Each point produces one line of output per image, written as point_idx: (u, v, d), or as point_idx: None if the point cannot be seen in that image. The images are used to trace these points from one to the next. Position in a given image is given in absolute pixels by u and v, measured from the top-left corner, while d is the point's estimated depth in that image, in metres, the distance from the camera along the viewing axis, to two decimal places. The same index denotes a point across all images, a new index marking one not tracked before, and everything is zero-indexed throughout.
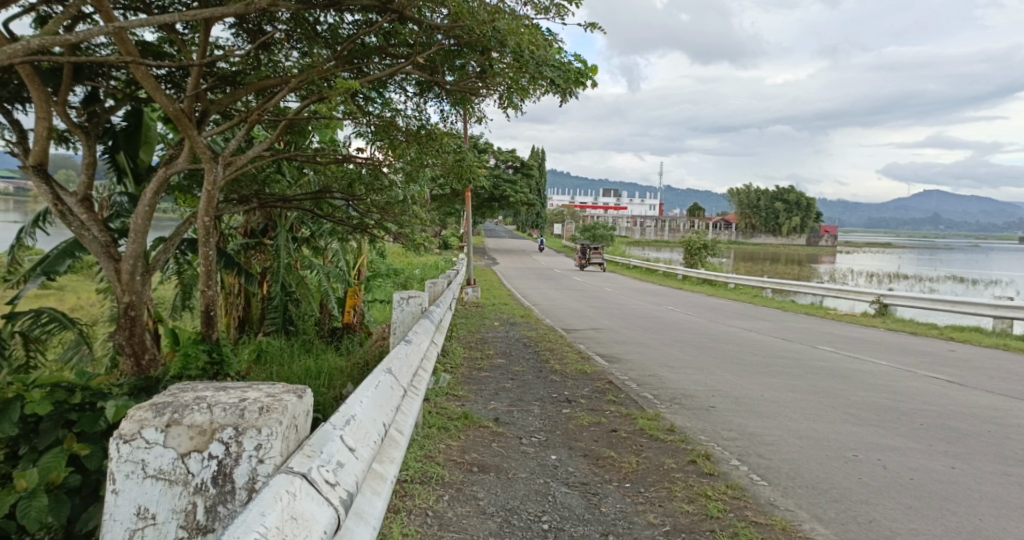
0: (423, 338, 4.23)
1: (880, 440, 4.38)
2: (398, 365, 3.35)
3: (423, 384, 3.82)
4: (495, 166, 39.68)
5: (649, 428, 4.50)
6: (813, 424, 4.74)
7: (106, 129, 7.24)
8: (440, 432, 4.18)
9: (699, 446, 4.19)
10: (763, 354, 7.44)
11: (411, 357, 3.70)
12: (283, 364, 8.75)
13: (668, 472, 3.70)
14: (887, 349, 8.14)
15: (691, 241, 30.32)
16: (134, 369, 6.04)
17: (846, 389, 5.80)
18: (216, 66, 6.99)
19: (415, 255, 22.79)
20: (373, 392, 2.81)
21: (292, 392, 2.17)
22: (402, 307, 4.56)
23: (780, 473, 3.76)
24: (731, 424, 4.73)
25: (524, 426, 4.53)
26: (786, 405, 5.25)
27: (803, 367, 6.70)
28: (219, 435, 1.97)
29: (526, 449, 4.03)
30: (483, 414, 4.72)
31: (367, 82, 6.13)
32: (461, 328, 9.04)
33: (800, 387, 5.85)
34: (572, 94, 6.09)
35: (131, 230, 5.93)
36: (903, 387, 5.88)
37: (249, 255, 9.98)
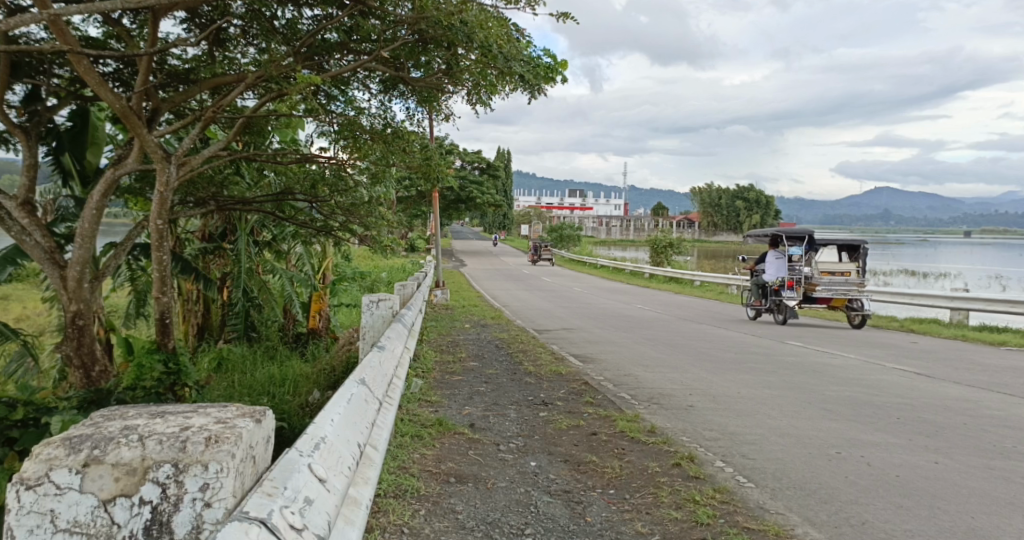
0: (395, 345, 4.10)
1: (862, 436, 4.36)
2: (371, 376, 3.18)
3: (396, 395, 3.70)
4: (459, 167, 39.49)
5: (629, 430, 4.41)
6: (794, 421, 4.70)
7: (49, 129, 6.93)
8: (413, 440, 4.03)
9: (682, 447, 4.11)
10: (736, 351, 7.44)
11: (384, 366, 3.54)
12: (245, 372, 8.49)
13: (653, 477, 3.61)
14: (856, 343, 8.21)
15: (657, 240, 30.56)
16: (82, 382, 5.80)
17: (821, 384, 5.80)
18: (167, 63, 6.75)
19: (380, 258, 22.54)
20: (344, 409, 2.63)
21: (244, 419, 1.91)
22: (372, 312, 4.40)
23: (766, 474, 3.70)
24: (711, 423, 4.67)
25: (500, 431, 4.40)
26: (765, 402, 5.21)
27: (776, 363, 6.71)
28: (153, 475, 1.67)
29: (505, 456, 3.90)
30: (458, 420, 4.57)
31: (328, 78, 5.95)
32: (430, 331, 8.87)
33: (776, 383, 5.83)
34: (541, 90, 5.99)
35: (77, 235, 5.63)
36: (877, 381, 5.90)
37: (208, 260, 9.65)
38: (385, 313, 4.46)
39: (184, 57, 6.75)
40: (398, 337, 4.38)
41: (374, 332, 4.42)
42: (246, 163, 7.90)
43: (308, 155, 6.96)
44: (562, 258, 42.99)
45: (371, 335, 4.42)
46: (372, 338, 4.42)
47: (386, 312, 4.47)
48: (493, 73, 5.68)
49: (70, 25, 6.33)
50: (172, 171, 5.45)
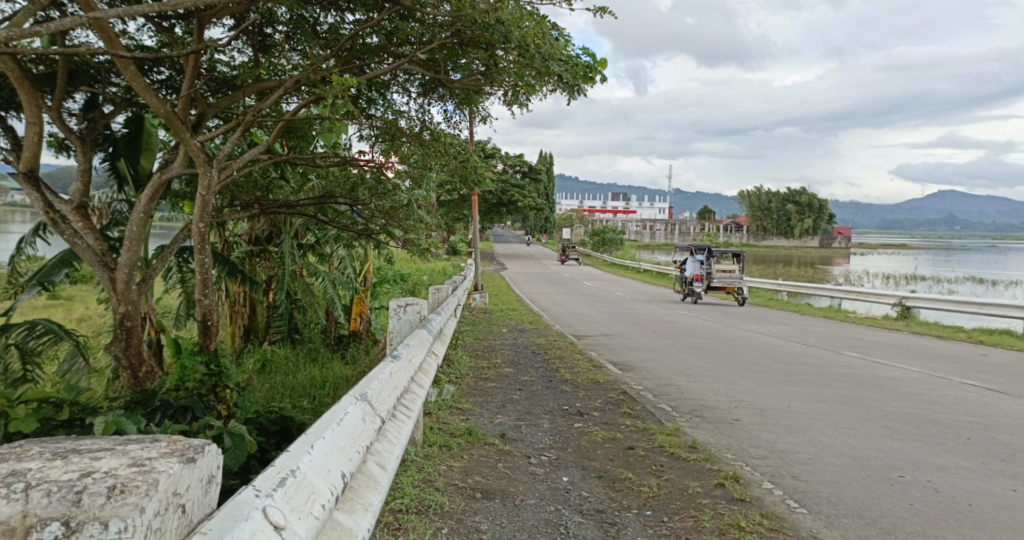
0: (415, 352, 3.74)
1: (927, 458, 4.08)
2: (376, 389, 2.73)
3: (416, 406, 3.28)
4: (503, 171, 39.53)
5: (668, 445, 4.23)
6: (849, 440, 4.45)
7: (106, 136, 7.07)
8: (441, 451, 3.94)
9: (726, 466, 3.92)
10: (785, 360, 7.15)
11: (397, 377, 3.12)
12: (287, 374, 8.55)
13: (694, 498, 3.43)
14: (915, 354, 7.82)
15: (703, 244, 30.01)
16: (130, 382, 5.87)
17: (879, 398, 5.51)
18: (215, 70, 6.84)
19: (423, 261, 22.70)
20: (332, 431, 2.15)
21: (177, 457, 1.48)
22: (398, 317, 4.34)
23: (820, 500, 3.47)
24: (758, 439, 4.46)
25: (532, 442, 4.27)
26: (817, 418, 4.96)
27: (829, 375, 6.40)
28: (38, 534, 1.28)
29: (536, 470, 3.77)
30: (489, 429, 4.46)
31: (367, 79, 5.88)
32: (468, 335, 8.80)
33: (828, 397, 5.57)
34: (581, 91, 5.86)
35: (126, 238, 5.70)
36: (940, 397, 5.58)
37: (254, 262, 9.80)
38: (412, 318, 4.39)
39: (233, 64, 6.79)
40: (422, 343, 4.06)
41: (401, 336, 4.33)
42: (288, 167, 7.95)
43: (347, 157, 6.93)
44: (606, 261, 42.67)
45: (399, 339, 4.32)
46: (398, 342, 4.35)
47: (413, 316, 4.40)
48: (532, 73, 5.56)
49: (126, 32, 6.42)
50: (213, 174, 5.45)
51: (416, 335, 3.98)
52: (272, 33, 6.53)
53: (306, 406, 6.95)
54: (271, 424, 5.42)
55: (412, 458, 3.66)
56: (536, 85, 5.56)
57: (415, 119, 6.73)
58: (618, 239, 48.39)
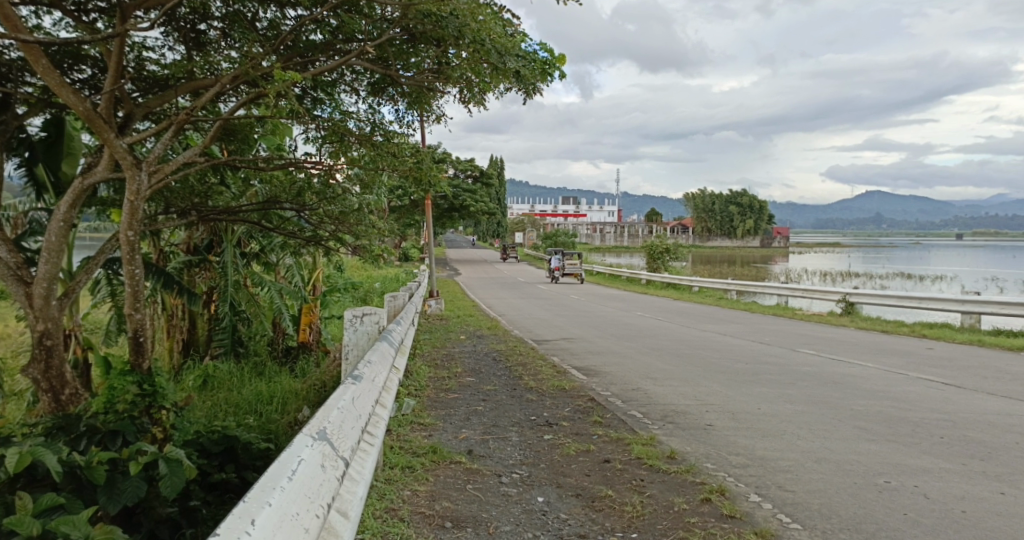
0: (379, 369, 3.48)
1: (909, 461, 4.04)
2: (337, 423, 2.46)
3: (381, 430, 3.04)
4: (452, 177, 39.19)
5: (646, 457, 4.09)
6: (828, 443, 4.38)
7: (21, 140, 6.55)
8: (404, 473, 3.69)
9: (710, 478, 3.79)
10: (747, 360, 7.12)
11: (360, 402, 2.85)
12: (232, 389, 8.14)
13: (681, 516, 3.28)
14: (870, 350, 7.92)
15: (653, 245, 30.35)
16: (51, 406, 5.44)
17: (846, 397, 5.49)
18: (146, 70, 6.49)
19: (374, 269, 22.27)
20: (280, 491, 1.84)
21: None
22: (355, 329, 4.09)
23: (812, 512, 3.35)
24: (736, 446, 4.35)
25: (501, 458, 4.07)
26: (792, 420, 4.89)
27: (794, 374, 6.39)
28: None
29: (508, 491, 3.56)
30: (453, 446, 4.24)
31: (312, 74, 5.59)
32: (424, 344, 8.51)
33: (796, 397, 5.53)
34: (538, 89, 5.72)
35: (44, 249, 5.28)
36: (905, 393, 5.60)
37: (193, 273, 9.37)
38: (371, 330, 4.14)
39: (163, 63, 6.42)
40: (384, 357, 3.80)
41: (358, 349, 4.10)
42: (230, 171, 7.57)
43: (293, 159, 6.58)
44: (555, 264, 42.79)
45: (355, 351, 4.10)
46: (357, 354, 4.13)
47: (372, 328, 4.15)
48: (485, 68, 5.35)
49: (41, 28, 6.03)
50: (143, 179, 5.08)
51: (376, 348, 3.72)
52: (207, 30, 6.21)
53: (253, 424, 6.59)
54: (213, 444, 5.24)
55: (371, 484, 3.42)
56: (492, 80, 5.36)
57: (364, 120, 6.44)
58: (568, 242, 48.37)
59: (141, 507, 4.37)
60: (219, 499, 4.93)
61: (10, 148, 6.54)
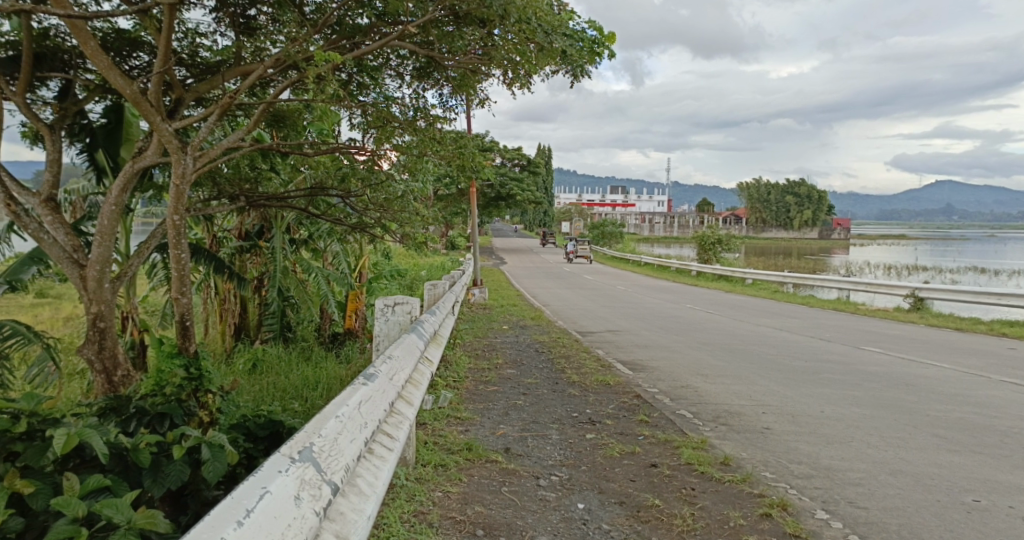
0: (401, 365, 3.25)
1: (998, 477, 3.71)
2: (330, 438, 2.20)
3: (400, 433, 2.84)
4: (501, 166, 39.02)
5: (697, 463, 3.86)
6: (903, 453, 4.07)
7: (82, 126, 6.66)
8: (437, 472, 3.57)
9: (768, 489, 3.55)
10: (806, 358, 6.77)
11: (370, 406, 2.61)
12: (279, 374, 8.18)
13: (738, 533, 3.05)
14: (942, 349, 7.45)
15: (705, 236, 29.65)
16: (105, 387, 5.47)
17: (919, 402, 5.14)
18: (198, 57, 6.51)
19: (421, 257, 22.34)
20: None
21: None
22: (386, 318, 4.02)
23: (889, 534, 3.08)
24: (797, 453, 4.09)
25: (540, 458, 3.90)
26: (859, 426, 4.58)
27: (858, 374, 6.03)
28: None
29: (546, 495, 3.40)
30: (490, 443, 4.09)
31: (355, 55, 5.46)
32: (467, 333, 8.40)
33: (862, 400, 5.20)
34: (587, 72, 5.52)
35: (97, 233, 5.35)
36: (985, 398, 5.21)
37: (245, 258, 9.50)
38: (401, 319, 4.06)
39: (215, 49, 6.41)
40: (410, 351, 3.58)
41: (390, 339, 4.02)
42: (277, 158, 7.57)
43: (338, 145, 6.50)
44: (604, 255, 42.25)
45: (387, 342, 4.01)
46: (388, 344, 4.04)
47: (402, 318, 4.07)
48: (532, 49, 5.15)
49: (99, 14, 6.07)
50: (189, 162, 5.06)
51: (402, 342, 3.50)
52: (257, 16, 6.19)
53: (297, 409, 6.57)
54: (260, 428, 5.15)
55: (401, 483, 3.30)
56: (539, 61, 5.16)
57: (409, 105, 6.30)
58: (618, 232, 47.72)
59: (189, 489, 4.31)
60: None
61: (72, 134, 6.64)
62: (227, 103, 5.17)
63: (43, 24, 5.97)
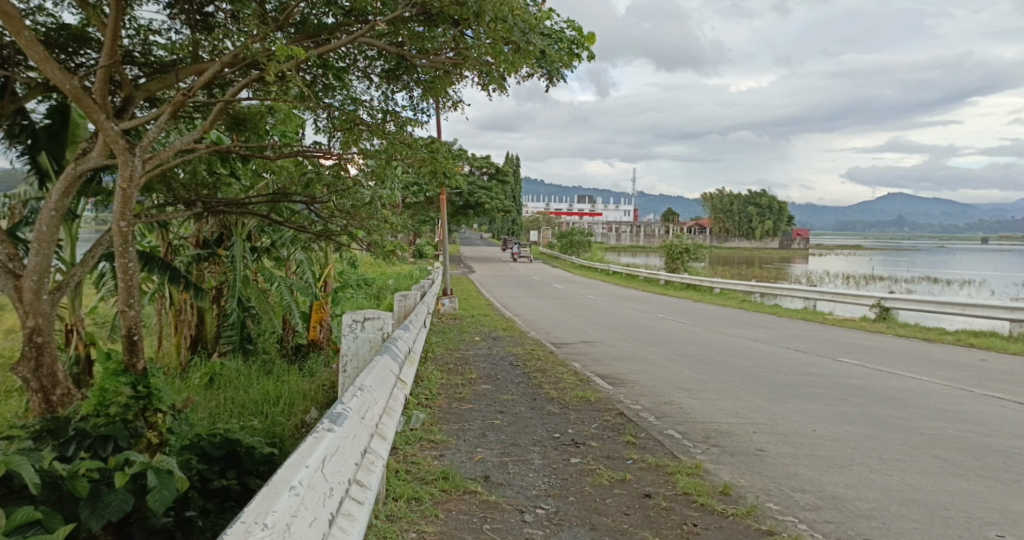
0: (374, 399, 2.88)
1: (1009, 505, 3.57)
2: (280, 525, 1.66)
3: (369, 484, 2.40)
4: (468, 174, 38.76)
5: (695, 493, 3.65)
6: (908, 479, 3.92)
7: (23, 127, 6.23)
8: (410, 507, 3.31)
9: (773, 523, 3.35)
10: (786, 370, 6.66)
11: (335, 461, 2.15)
12: (238, 388, 7.79)
13: None
14: (921, 361, 7.40)
15: (673, 245, 29.74)
16: (42, 407, 5.10)
17: (911, 419, 5.03)
18: (151, 55, 6.19)
19: (387, 265, 21.96)
20: None
21: None
22: (354, 335, 3.78)
23: None
24: (798, 480, 3.91)
25: (522, 488, 3.66)
26: (855, 447, 4.44)
27: (843, 388, 5.92)
28: None
29: (532, 533, 3.15)
30: (467, 470, 3.84)
31: (321, 52, 5.15)
32: (437, 345, 8.12)
33: (852, 416, 5.08)
34: (563, 73, 5.33)
35: (35, 241, 4.96)
36: (975, 415, 5.13)
37: (202, 267, 9.14)
38: (373, 336, 3.81)
39: (170, 47, 6.07)
40: (383, 377, 3.23)
41: (359, 358, 3.78)
42: (238, 162, 7.22)
43: (302, 149, 6.19)
44: (571, 264, 42.24)
45: (355, 362, 3.78)
46: (358, 363, 3.80)
47: (373, 334, 3.82)
48: (507, 50, 4.92)
49: (43, 8, 5.70)
50: (137, 164, 4.70)
51: (374, 368, 3.15)
52: (215, 12, 5.87)
53: (257, 427, 6.22)
54: (214, 448, 4.87)
55: (374, 522, 3.03)
56: (515, 63, 4.94)
57: (377, 108, 6.00)
58: (585, 241, 47.70)
59: (134, 517, 4.03)
60: (220, 508, 4.57)
61: (11, 135, 6.21)
62: (180, 101, 4.81)
63: None
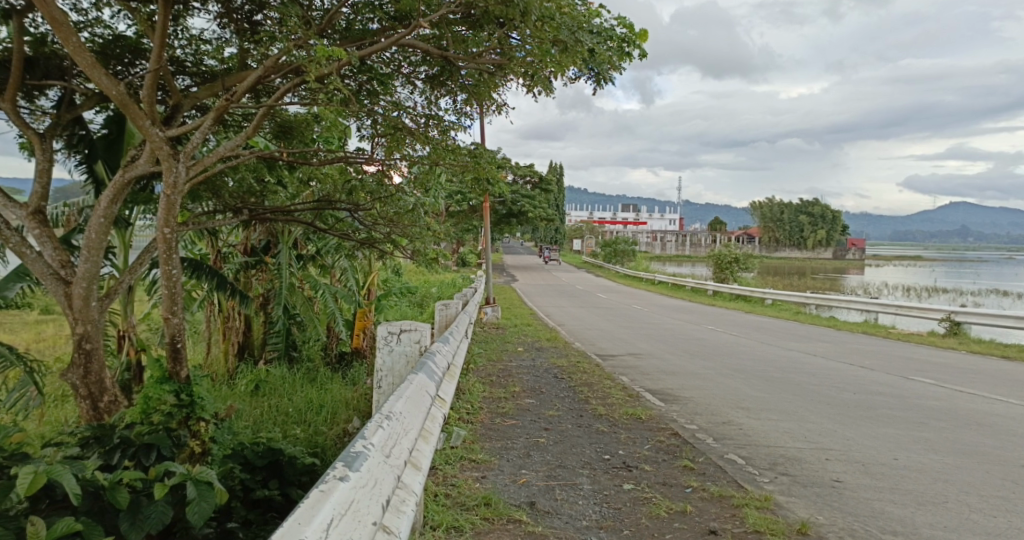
0: (403, 429, 2.69)
1: None
2: None
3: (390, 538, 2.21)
4: (512, 181, 38.63)
5: (767, 530, 3.36)
6: (1015, 521, 3.56)
7: (81, 136, 6.31)
8: (450, 537, 3.12)
9: None
10: (854, 389, 6.28)
11: (345, 521, 1.95)
12: (282, 396, 7.76)
13: None
14: (1003, 381, 6.90)
15: (721, 255, 29.06)
16: (90, 414, 5.08)
17: (1004, 449, 4.63)
18: (203, 65, 6.23)
19: (430, 274, 21.98)
20: None
21: None
22: (390, 349, 3.76)
23: None
24: (885, 518, 3.59)
25: (569, 517, 3.45)
26: (945, 480, 4.09)
27: (919, 411, 5.54)
28: None
29: None
30: (509, 495, 3.65)
31: (365, 55, 5.06)
32: (481, 356, 7.96)
33: (937, 445, 4.71)
34: (613, 72, 5.13)
35: (84, 247, 4.97)
36: None
37: (249, 274, 9.18)
38: (409, 350, 3.76)
39: (220, 56, 6.10)
40: (418, 400, 3.05)
41: (394, 373, 3.75)
42: (284, 170, 7.21)
43: (345, 155, 6.12)
44: (615, 274, 41.74)
45: (391, 377, 3.75)
46: (394, 377, 3.78)
47: (409, 348, 3.77)
48: (555, 50, 4.74)
49: (100, 20, 5.78)
50: (181, 170, 4.68)
51: (409, 390, 2.97)
52: (264, 20, 5.86)
53: (300, 436, 6.16)
54: (257, 457, 4.77)
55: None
56: (563, 63, 4.76)
57: (422, 113, 5.86)
58: (630, 250, 47.08)
59: (178, 529, 3.96)
60: (261, 518, 4.51)
61: (69, 144, 6.29)
62: (222, 106, 4.80)
63: (41, 29, 5.64)
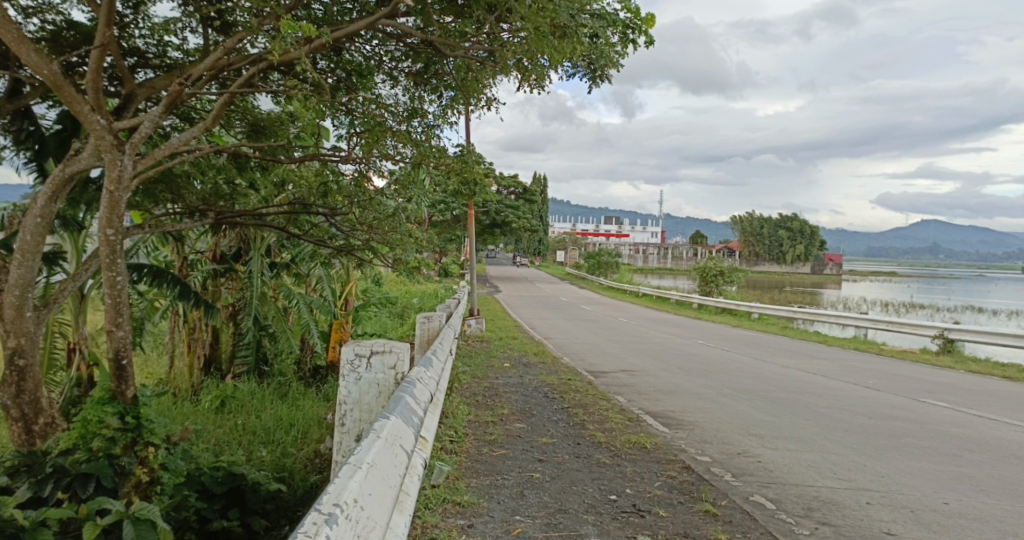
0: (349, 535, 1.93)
1: None
2: None
3: None
4: (496, 193, 38.23)
5: None
6: None
7: (30, 132, 5.74)
8: None
9: None
10: (869, 414, 5.91)
11: None
12: (251, 413, 7.21)
13: None
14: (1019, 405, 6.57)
15: (706, 268, 28.80)
16: (21, 438, 4.55)
17: None
18: (166, 56, 5.73)
19: (412, 284, 21.40)
20: None
21: None
22: (357, 376, 3.33)
23: None
24: None
25: None
26: (1013, 532, 3.68)
27: (948, 441, 5.17)
28: None
29: None
30: None
31: (336, 36, 4.58)
32: (464, 373, 7.47)
33: (983, 486, 4.32)
34: (613, 61, 4.75)
35: (18, 250, 4.42)
36: None
37: (218, 283, 8.61)
38: (381, 378, 3.32)
39: (186, 47, 5.59)
40: (384, 474, 2.37)
41: (360, 407, 3.34)
42: (255, 171, 6.69)
43: (320, 155, 5.64)
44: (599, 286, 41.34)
45: (356, 412, 3.34)
46: (360, 411, 3.36)
47: (381, 375, 3.33)
48: (554, 36, 4.32)
49: (52, 5, 5.26)
50: (126, 162, 4.23)
51: (370, 456, 2.32)
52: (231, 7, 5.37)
53: (266, 458, 5.63)
54: (215, 483, 4.30)
55: None
56: (563, 49, 4.35)
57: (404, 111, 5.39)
58: (614, 262, 46.73)
59: None
60: None
61: (17, 141, 5.70)
62: (175, 92, 4.33)
63: None
